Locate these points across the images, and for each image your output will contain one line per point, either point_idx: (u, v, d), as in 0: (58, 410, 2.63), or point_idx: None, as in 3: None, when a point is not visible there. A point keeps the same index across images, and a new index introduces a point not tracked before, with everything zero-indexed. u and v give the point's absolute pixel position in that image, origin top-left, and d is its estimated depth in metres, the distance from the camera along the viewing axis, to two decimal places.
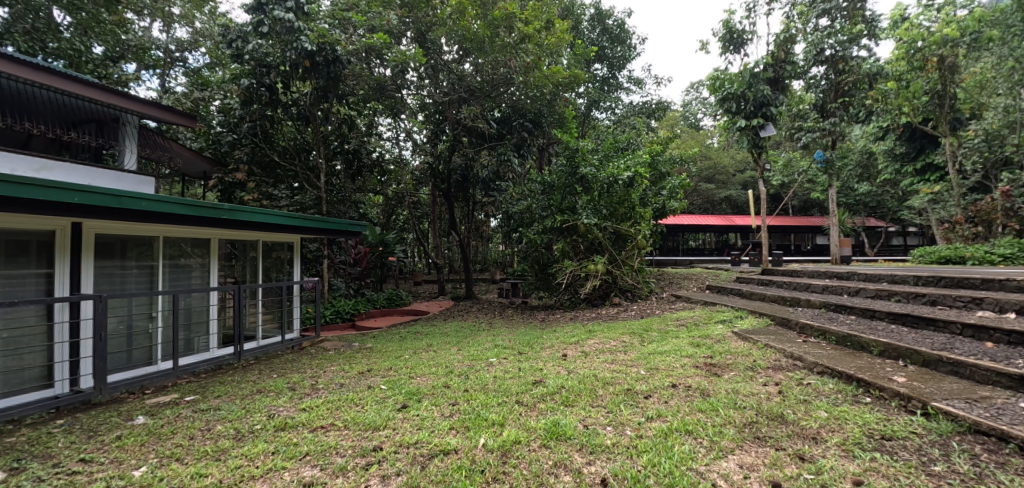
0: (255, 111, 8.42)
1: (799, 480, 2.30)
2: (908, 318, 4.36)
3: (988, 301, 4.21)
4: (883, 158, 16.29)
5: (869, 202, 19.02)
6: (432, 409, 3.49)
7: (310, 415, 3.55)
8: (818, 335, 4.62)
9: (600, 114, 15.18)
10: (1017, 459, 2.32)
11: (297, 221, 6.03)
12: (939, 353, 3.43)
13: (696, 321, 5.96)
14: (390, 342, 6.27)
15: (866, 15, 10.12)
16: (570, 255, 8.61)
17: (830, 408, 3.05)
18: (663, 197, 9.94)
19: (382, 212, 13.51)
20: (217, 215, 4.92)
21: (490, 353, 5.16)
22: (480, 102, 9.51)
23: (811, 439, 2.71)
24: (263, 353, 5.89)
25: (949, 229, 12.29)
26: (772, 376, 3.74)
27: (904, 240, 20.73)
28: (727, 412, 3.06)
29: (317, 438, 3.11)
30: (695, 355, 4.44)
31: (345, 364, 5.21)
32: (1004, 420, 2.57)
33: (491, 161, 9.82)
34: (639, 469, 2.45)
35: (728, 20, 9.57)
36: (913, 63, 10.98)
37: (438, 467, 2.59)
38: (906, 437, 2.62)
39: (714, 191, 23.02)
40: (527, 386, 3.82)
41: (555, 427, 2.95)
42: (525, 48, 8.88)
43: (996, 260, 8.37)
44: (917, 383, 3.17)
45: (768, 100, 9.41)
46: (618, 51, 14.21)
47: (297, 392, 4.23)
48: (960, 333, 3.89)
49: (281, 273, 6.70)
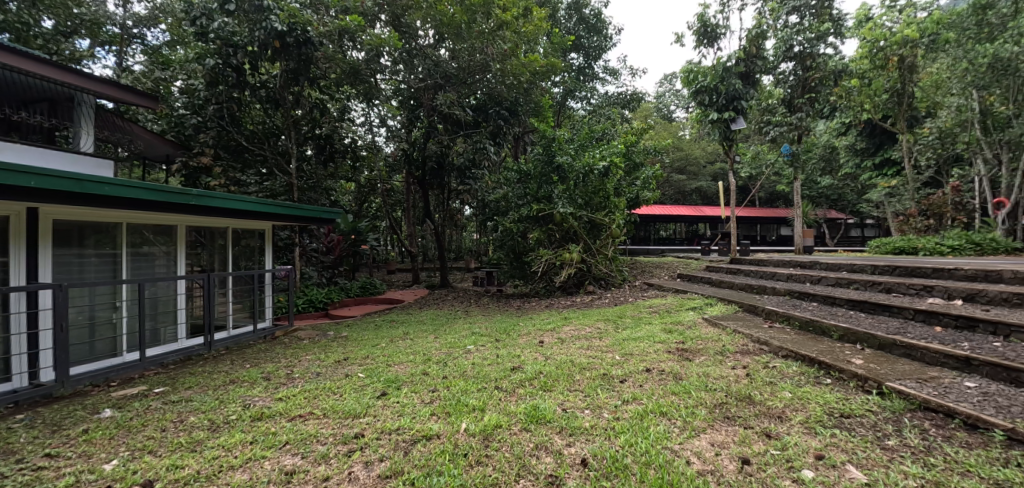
0: (221, 93, 8.03)
1: (766, 455, 2.45)
2: (865, 304, 4.64)
3: (937, 288, 4.53)
4: (843, 153, 17.22)
5: (831, 196, 19.84)
6: (412, 396, 3.51)
7: (287, 405, 3.51)
8: (783, 320, 4.85)
9: (576, 103, 15.13)
10: (961, 432, 2.55)
11: (268, 207, 5.90)
12: (893, 337, 3.67)
13: (667, 308, 6.16)
14: (366, 331, 6.24)
15: (833, 14, 10.40)
16: (546, 243, 8.61)
17: (794, 389, 3.23)
18: (636, 187, 10.05)
19: (355, 200, 13.22)
20: (185, 201, 4.78)
21: (468, 340, 5.21)
22: (455, 89, 9.32)
23: (777, 417, 2.87)
24: (235, 343, 5.78)
25: (902, 221, 12.96)
26: (740, 359, 3.92)
27: (862, 231, 21.77)
28: (698, 395, 3.20)
29: (296, 427, 3.09)
30: (668, 340, 4.59)
31: (321, 353, 5.15)
32: (950, 398, 2.80)
33: (466, 148, 9.36)
34: (617, 449, 2.56)
35: (703, 14, 9.71)
36: (876, 62, 11.34)
37: (421, 452, 2.64)
38: (863, 415, 2.83)
39: (685, 182, 23.53)
40: (505, 372, 3.88)
41: (535, 411, 3.02)
42: (503, 35, 8.72)
43: (945, 251, 8.89)
44: (874, 365, 3.39)
45: (739, 94, 9.63)
46: (595, 41, 14.22)
47: (272, 382, 4.17)
48: (912, 318, 4.17)
49: (251, 262, 6.50)
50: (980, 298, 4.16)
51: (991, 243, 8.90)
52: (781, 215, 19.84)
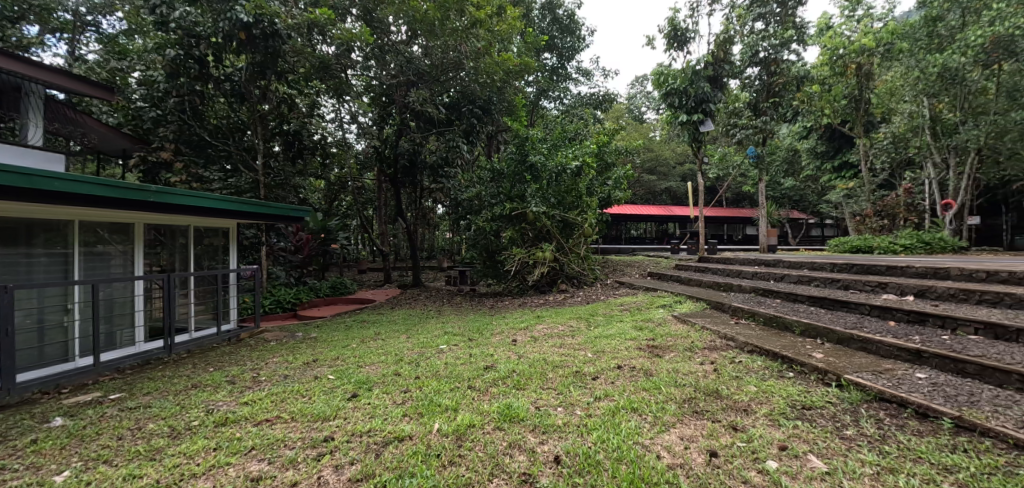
0: (183, 85, 7.73)
1: (732, 448, 2.53)
2: (825, 301, 4.85)
3: (891, 285, 4.77)
4: (805, 156, 17.93)
5: (793, 196, 20.65)
6: (384, 397, 3.45)
7: (254, 409, 3.40)
8: (749, 317, 5.01)
9: (549, 103, 15.22)
10: (913, 421, 2.71)
11: (232, 204, 5.68)
12: (850, 331, 3.86)
13: (638, 306, 6.29)
14: (336, 331, 6.10)
15: (796, 22, 10.83)
16: (519, 242, 8.61)
17: (759, 383, 3.35)
18: (608, 187, 10.15)
19: (325, 198, 12.90)
20: (144, 197, 4.56)
21: (441, 340, 5.16)
22: (427, 86, 9.27)
23: (742, 411, 2.97)
24: (197, 346, 5.56)
25: (859, 221, 13.62)
26: (708, 355, 4.03)
27: (822, 230, 22.73)
28: (668, 390, 3.28)
29: (263, 432, 3.00)
30: (639, 337, 4.68)
31: (289, 355, 5.01)
32: (903, 388, 2.97)
33: (439, 146, 9.34)
34: (589, 445, 2.58)
35: (673, 18, 9.93)
36: (836, 69, 11.84)
37: (393, 453, 2.60)
38: (823, 406, 2.96)
39: (656, 182, 24.03)
40: (478, 371, 3.87)
41: (508, 409, 3.03)
42: (476, 33, 8.64)
43: (898, 250, 9.37)
44: (832, 359, 3.55)
45: (707, 97, 9.90)
46: (568, 42, 14.34)
47: (237, 385, 4.03)
48: (868, 313, 4.38)
49: (215, 261, 6.25)
50: (929, 294, 4.41)
51: (939, 242, 9.47)
52: (747, 215, 20.56)
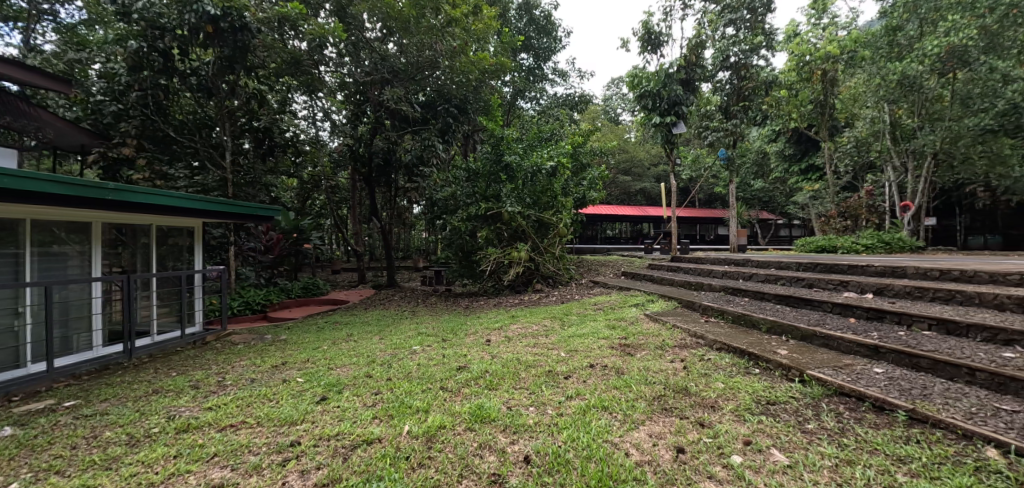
0: (146, 79, 7.39)
1: (699, 444, 2.58)
2: (790, 299, 4.99)
3: (852, 283, 4.95)
4: (774, 159, 18.46)
5: (762, 198, 21.27)
6: (354, 399, 3.39)
7: (218, 414, 3.29)
8: (718, 315, 5.12)
9: (526, 104, 15.28)
10: (870, 414, 2.81)
11: (198, 203, 5.48)
12: (813, 328, 3.98)
13: (611, 305, 6.35)
14: (307, 333, 5.96)
15: (765, 28, 11.14)
16: (494, 242, 8.59)
17: (727, 379, 3.42)
18: (583, 187, 10.20)
19: (297, 197, 12.61)
20: (102, 195, 4.34)
21: (414, 341, 5.10)
22: (403, 84, 9.11)
23: (710, 407, 3.03)
24: (160, 350, 5.34)
25: (824, 222, 14.13)
26: (679, 353, 4.10)
27: (790, 230, 23.47)
28: (638, 388, 3.31)
29: (227, 437, 2.90)
30: (611, 336, 4.73)
31: (257, 358, 4.87)
32: (861, 383, 3.08)
33: (414, 145, 9.21)
34: (559, 444, 2.59)
35: (647, 21, 10.08)
36: (802, 74, 12.23)
37: (362, 457, 2.55)
38: (787, 401, 3.04)
39: (631, 183, 24.39)
40: (451, 372, 3.84)
41: (479, 410, 3.01)
42: (452, 31, 8.55)
43: (860, 250, 9.74)
44: (796, 355, 3.66)
45: (680, 100, 10.08)
46: (545, 43, 14.41)
47: (201, 390, 3.89)
48: (830, 310, 4.53)
49: (179, 262, 6.02)
50: (887, 292, 4.60)
51: (898, 242, 9.89)
52: (718, 216, 21.06)
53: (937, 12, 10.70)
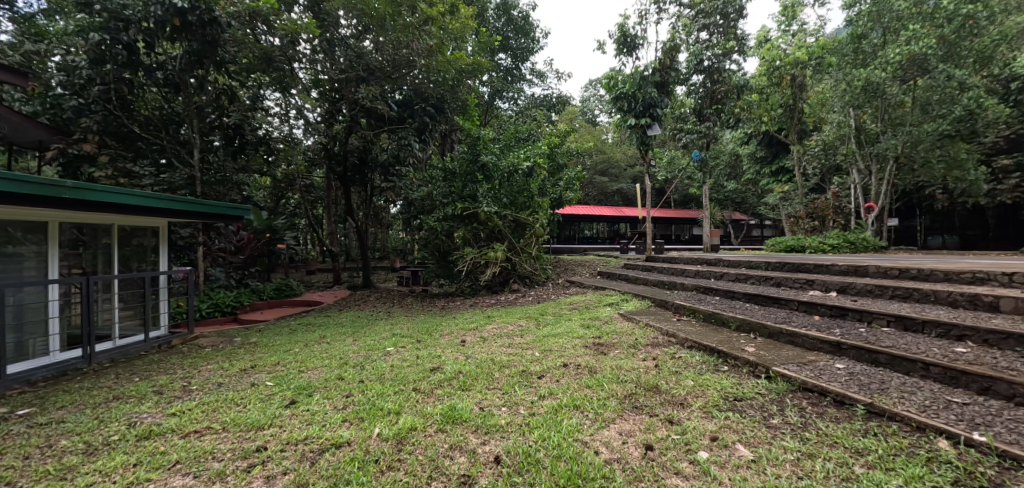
0: (109, 73, 7.05)
1: (667, 440, 2.62)
2: (759, 297, 5.12)
3: (818, 282, 5.11)
4: (746, 161, 18.93)
5: (735, 199, 21.80)
6: (325, 402, 3.32)
7: (182, 420, 3.18)
8: (690, 314, 5.22)
9: (504, 104, 15.29)
10: (831, 408, 2.91)
11: (163, 202, 5.28)
12: (780, 326, 4.09)
13: (587, 304, 6.41)
14: (278, 335, 5.82)
15: (738, 33, 11.42)
16: (470, 242, 8.56)
17: (696, 377, 3.48)
18: (560, 188, 10.26)
19: (270, 196, 12.33)
20: (59, 194, 4.13)
21: (388, 342, 5.04)
22: (379, 82, 8.96)
23: (679, 404, 3.08)
24: (122, 354, 5.14)
25: (794, 222, 14.56)
26: (651, 351, 4.16)
27: (761, 231, 24.11)
28: (610, 387, 3.35)
29: (190, 444, 2.81)
30: (585, 335, 4.77)
31: (225, 361, 4.74)
32: (824, 378, 3.18)
33: (391, 144, 9.10)
34: (530, 444, 2.59)
35: (623, 24, 10.20)
36: (772, 79, 12.60)
37: (330, 461, 2.50)
38: (753, 397, 3.12)
39: (608, 184, 24.71)
40: (424, 373, 3.80)
41: (451, 411, 2.99)
42: (428, 30, 8.51)
43: (826, 249, 10.07)
44: (763, 352, 3.76)
45: (655, 102, 10.24)
46: (522, 43, 14.45)
47: (165, 395, 3.76)
48: (796, 309, 4.67)
49: (144, 263, 5.80)
50: (849, 290, 4.76)
51: (862, 242, 10.26)
52: (693, 217, 21.52)
53: (899, 21, 11.08)
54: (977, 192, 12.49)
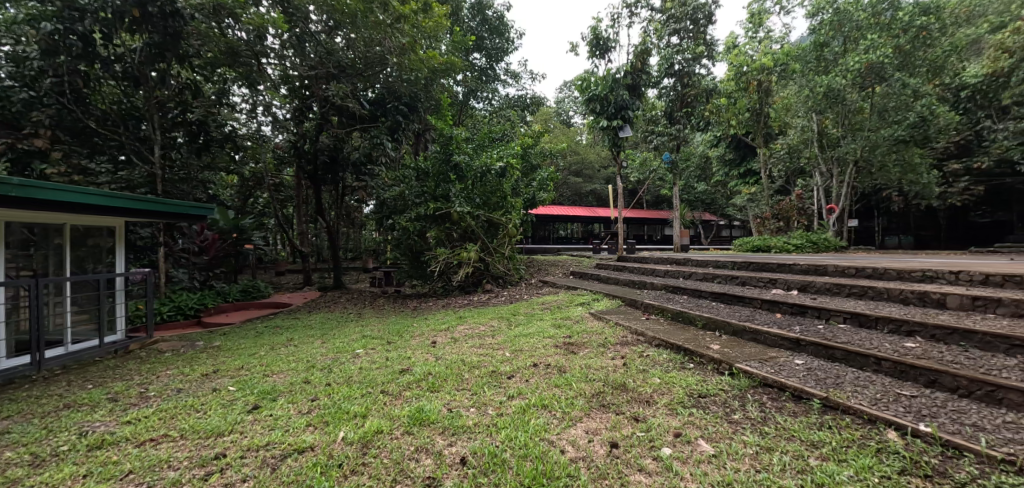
0: (63, 65, 6.74)
1: (632, 438, 2.66)
2: (724, 296, 5.26)
3: (780, 281, 5.29)
4: (715, 163, 19.42)
5: (705, 200, 22.36)
6: (289, 407, 3.24)
7: (137, 428, 3.05)
8: (658, 312, 5.32)
9: (478, 103, 15.25)
10: (790, 403, 3.01)
11: (121, 201, 5.03)
12: (744, 324, 4.21)
13: (558, 304, 6.45)
14: (243, 339, 5.65)
15: (707, 39, 11.70)
16: (443, 242, 8.51)
17: (663, 375, 3.55)
18: (533, 188, 10.32)
19: (238, 195, 11.96)
20: (4, 191, 3.89)
21: (357, 344, 4.96)
22: (350, 80, 8.83)
23: (645, 402, 3.13)
24: (75, 361, 4.90)
25: (760, 222, 15.04)
26: (620, 350, 4.22)
27: (730, 231, 24.81)
28: (579, 385, 3.38)
29: (144, 453, 2.70)
30: (556, 335, 4.80)
31: (186, 366, 4.57)
32: (783, 374, 3.29)
33: (363, 143, 8.96)
34: (496, 444, 2.59)
35: (596, 27, 10.31)
36: (740, 84, 13.03)
37: (292, 467, 2.45)
38: (717, 394, 3.20)
39: (582, 185, 25.00)
40: (392, 375, 3.76)
41: (419, 413, 2.96)
42: (401, 28, 8.32)
43: (790, 249, 10.44)
44: (727, 349, 3.86)
45: (626, 105, 10.40)
46: (496, 43, 14.44)
47: (120, 403, 3.60)
48: (759, 307, 4.81)
49: (100, 264, 5.55)
50: (809, 289, 4.94)
51: (824, 242, 10.67)
52: (664, 217, 21.99)
53: (858, 31, 11.54)
54: (929, 194, 13.18)
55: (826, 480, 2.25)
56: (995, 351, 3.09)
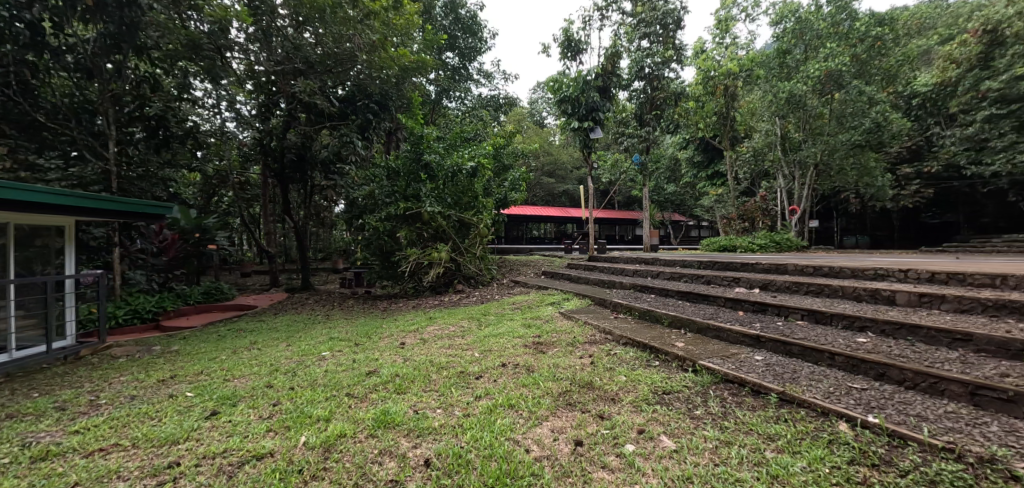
0: (7, 54, 6.36)
1: (597, 435, 2.70)
2: (690, 295, 5.40)
3: (743, 280, 5.46)
4: (684, 165, 19.89)
5: (674, 201, 22.88)
6: (249, 412, 3.15)
7: (85, 438, 2.90)
8: (626, 311, 5.41)
9: (451, 103, 15.17)
10: (749, 398, 3.11)
11: (74, 200, 4.80)
12: (708, 321, 4.33)
13: (529, 304, 6.48)
14: (204, 343, 5.46)
15: (676, 43, 11.94)
16: (415, 242, 8.44)
17: (629, 373, 3.61)
18: (504, 188, 10.34)
19: (201, 193, 11.54)
20: None
21: (324, 346, 4.86)
22: (320, 77, 8.67)
23: (611, 400, 3.18)
24: (20, 368, 4.63)
25: (727, 222, 15.52)
26: (588, 349, 4.27)
27: (699, 231, 25.49)
28: (546, 385, 3.40)
29: (92, 464, 2.57)
30: (525, 335, 4.83)
31: (141, 372, 4.39)
32: (743, 370, 3.39)
33: (331, 141, 8.81)
34: (462, 445, 2.58)
35: (567, 29, 10.41)
36: (707, 89, 13.35)
37: (249, 474, 2.38)
38: (680, 390, 3.28)
39: (554, 185, 25.22)
40: (358, 377, 3.70)
41: (384, 415, 2.92)
42: (370, 24, 8.37)
43: (755, 249, 10.79)
44: (690, 347, 3.96)
45: (597, 106, 10.56)
46: (470, 43, 14.41)
47: (68, 412, 3.42)
48: (723, 305, 4.95)
49: (48, 266, 5.26)
50: (770, 287, 5.12)
51: (786, 242, 11.08)
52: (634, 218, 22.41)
53: (819, 39, 12.08)
54: (882, 196, 13.88)
55: (780, 472, 2.34)
56: (939, 344, 3.27)
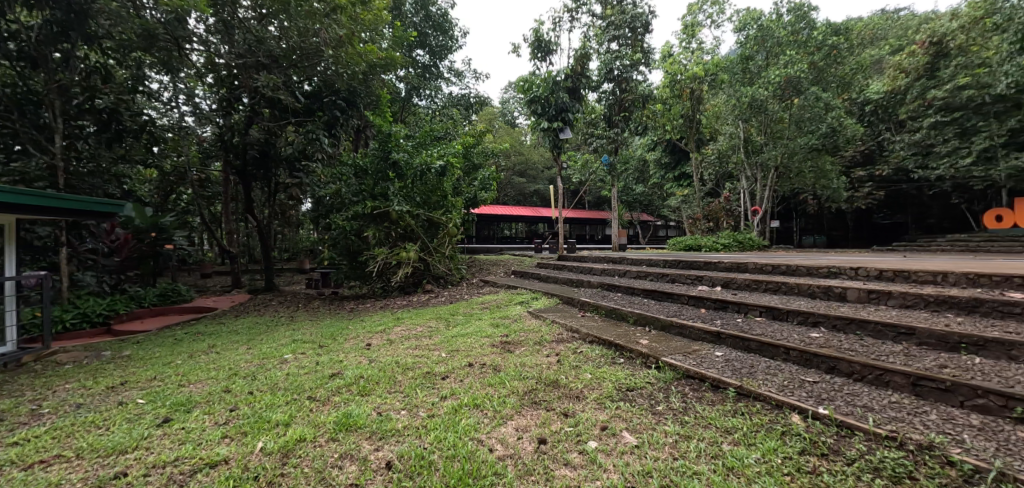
0: None
1: (561, 433, 2.73)
2: (656, 293, 5.52)
3: (706, 278, 5.62)
4: (652, 166, 20.29)
5: (643, 201, 23.33)
6: (204, 418, 3.04)
7: (24, 450, 2.73)
8: (594, 310, 5.49)
9: (421, 101, 14.99)
10: (708, 392, 3.21)
11: (21, 198, 4.54)
12: (672, 319, 4.44)
13: (497, 304, 6.48)
14: (159, 347, 5.23)
15: (644, 47, 12.15)
16: (383, 242, 8.31)
17: (594, 370, 3.67)
18: (474, 188, 10.31)
19: (158, 191, 11.03)
20: None
21: (286, 349, 4.73)
22: (285, 71, 8.48)
23: (575, 397, 3.22)
24: None
25: (693, 222, 15.91)
26: (555, 348, 4.31)
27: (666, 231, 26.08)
28: (512, 384, 3.41)
29: (31, 477, 2.43)
30: (493, 334, 4.83)
31: (89, 379, 4.16)
32: (703, 366, 3.50)
33: (296, 137, 8.62)
34: (425, 447, 2.56)
35: (538, 29, 10.44)
36: (675, 91, 13.45)
37: (201, 482, 2.30)
38: (643, 387, 3.36)
39: (525, 185, 25.31)
40: (322, 379, 3.63)
41: (346, 418, 2.87)
42: (337, 20, 7.87)
43: (718, 248, 11.13)
44: (654, 344, 4.05)
45: (567, 107, 10.69)
46: (440, 40, 14.28)
47: (5, 422, 3.21)
48: (686, 303, 5.09)
49: None
50: (731, 284, 5.30)
51: (748, 241, 11.47)
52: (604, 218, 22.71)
53: (779, 46, 12.61)
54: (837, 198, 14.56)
55: (735, 464, 2.42)
56: (885, 338, 3.45)
